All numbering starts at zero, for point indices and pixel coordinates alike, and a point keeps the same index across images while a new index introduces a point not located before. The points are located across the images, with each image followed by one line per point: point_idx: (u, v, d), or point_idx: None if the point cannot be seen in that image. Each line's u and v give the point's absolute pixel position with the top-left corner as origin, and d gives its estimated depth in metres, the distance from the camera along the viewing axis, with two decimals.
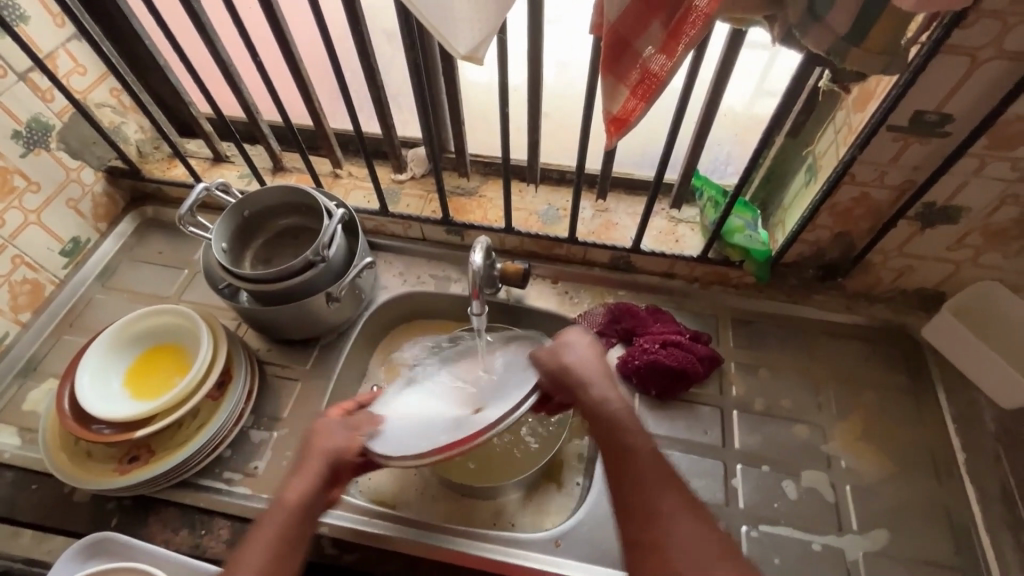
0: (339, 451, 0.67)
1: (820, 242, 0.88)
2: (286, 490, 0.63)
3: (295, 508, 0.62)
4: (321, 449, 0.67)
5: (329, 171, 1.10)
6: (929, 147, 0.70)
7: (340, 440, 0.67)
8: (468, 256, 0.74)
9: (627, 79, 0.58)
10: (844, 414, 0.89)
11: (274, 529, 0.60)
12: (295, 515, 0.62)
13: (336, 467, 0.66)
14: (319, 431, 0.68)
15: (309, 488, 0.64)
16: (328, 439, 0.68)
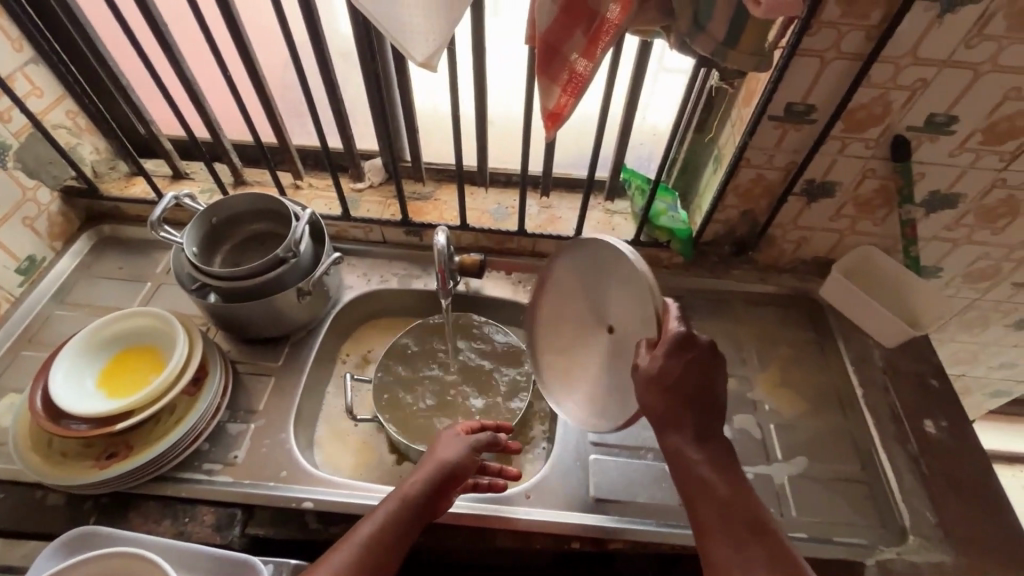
0: (455, 464, 0.76)
1: (731, 221, 1.03)
2: (407, 483, 0.73)
3: (409, 500, 0.71)
4: (440, 458, 0.76)
5: (291, 182, 1.16)
6: (802, 133, 0.86)
7: (458, 453, 0.77)
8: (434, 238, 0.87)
9: (558, 79, 0.71)
10: (764, 365, 1.03)
11: (385, 514, 0.70)
12: (410, 509, 0.71)
13: (449, 477, 0.75)
14: (443, 441, 0.79)
15: (430, 486, 0.74)
16: (448, 450, 0.78)
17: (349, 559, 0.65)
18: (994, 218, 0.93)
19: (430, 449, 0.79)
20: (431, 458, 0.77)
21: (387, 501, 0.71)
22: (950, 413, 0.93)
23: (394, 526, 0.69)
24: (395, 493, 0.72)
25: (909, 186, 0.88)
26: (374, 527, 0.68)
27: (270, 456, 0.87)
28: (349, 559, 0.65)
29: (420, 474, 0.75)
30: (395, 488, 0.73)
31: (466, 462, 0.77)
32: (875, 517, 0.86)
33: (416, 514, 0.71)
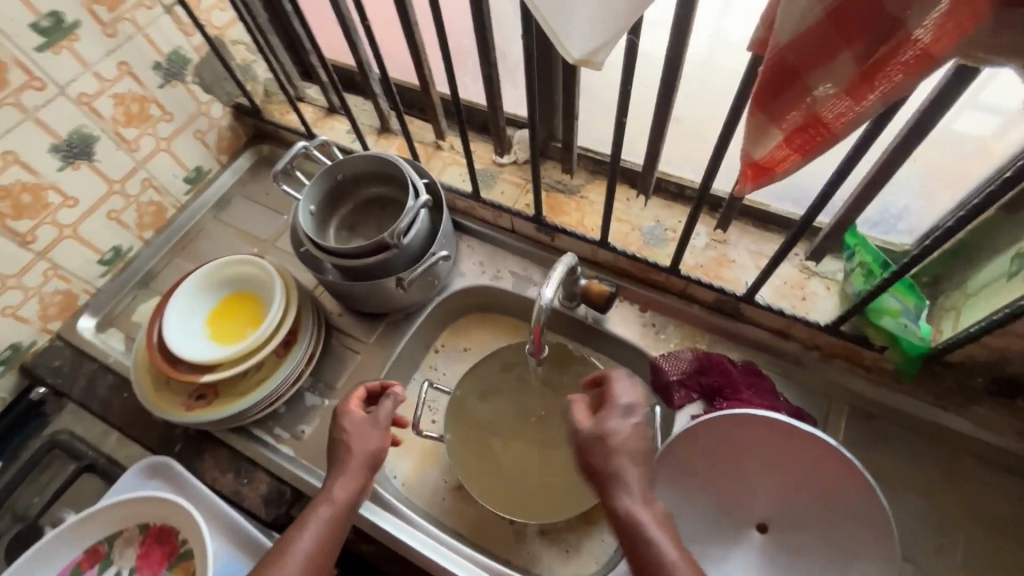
0: (376, 452, 0.70)
1: (1005, 352, 0.66)
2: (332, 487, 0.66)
3: (340, 509, 0.65)
4: (356, 453, 0.69)
5: (431, 140, 1.04)
6: None
7: (373, 442, 0.70)
8: (540, 288, 0.66)
9: (786, 122, 0.44)
10: (972, 567, 0.71)
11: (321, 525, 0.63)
12: (343, 516, 0.65)
13: (371, 469, 0.69)
14: (351, 433, 0.70)
15: (353, 487, 0.67)
16: (360, 441, 0.70)
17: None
18: None
19: (340, 441, 0.70)
20: (349, 454, 0.69)
21: (317, 505, 0.65)
22: None
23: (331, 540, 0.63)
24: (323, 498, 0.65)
25: None
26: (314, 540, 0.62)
27: None
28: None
29: (343, 472, 0.68)
30: (322, 491, 0.66)
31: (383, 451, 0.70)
32: None
33: (345, 522, 0.65)
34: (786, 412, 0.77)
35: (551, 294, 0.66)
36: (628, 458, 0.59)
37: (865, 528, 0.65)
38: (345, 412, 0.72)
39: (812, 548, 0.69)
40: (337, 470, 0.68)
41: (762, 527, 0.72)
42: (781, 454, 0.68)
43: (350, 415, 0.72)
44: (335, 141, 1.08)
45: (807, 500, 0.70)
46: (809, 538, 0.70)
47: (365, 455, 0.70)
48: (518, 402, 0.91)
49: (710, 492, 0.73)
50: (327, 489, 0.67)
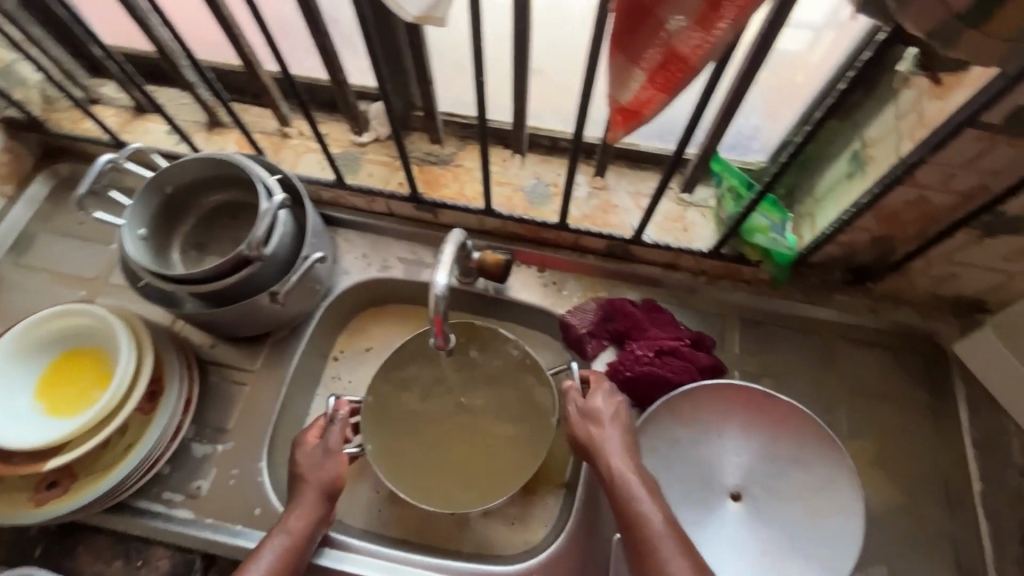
0: (331, 479, 0.64)
1: (854, 245, 0.74)
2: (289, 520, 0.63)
3: (297, 541, 0.61)
4: (316, 478, 0.65)
5: (275, 128, 0.91)
6: (1020, 152, 0.54)
7: (331, 466, 0.65)
8: (431, 278, 0.60)
9: (645, 60, 0.42)
10: (855, 433, 0.82)
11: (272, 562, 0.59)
12: (303, 543, 0.62)
13: (332, 496, 0.65)
14: (304, 463, 0.66)
15: (315, 507, 0.64)
16: (319, 467, 0.65)
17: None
18: None
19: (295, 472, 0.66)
20: (305, 484, 0.65)
21: (271, 542, 0.61)
22: None
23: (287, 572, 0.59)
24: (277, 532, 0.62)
25: None
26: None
27: (239, 492, 0.75)
28: None
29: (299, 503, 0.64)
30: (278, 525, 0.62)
31: (342, 474, 0.66)
32: None
33: (304, 547, 0.61)
34: (689, 339, 0.81)
35: (445, 283, 0.60)
36: (611, 425, 0.67)
37: (815, 444, 0.70)
38: (303, 444, 0.67)
39: (793, 494, 0.70)
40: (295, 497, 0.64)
41: (738, 496, 0.71)
42: (729, 399, 0.73)
43: (308, 447, 0.67)
44: (155, 146, 0.90)
45: (764, 445, 0.72)
46: (786, 483, 0.71)
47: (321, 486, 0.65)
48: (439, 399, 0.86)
49: (677, 470, 0.72)
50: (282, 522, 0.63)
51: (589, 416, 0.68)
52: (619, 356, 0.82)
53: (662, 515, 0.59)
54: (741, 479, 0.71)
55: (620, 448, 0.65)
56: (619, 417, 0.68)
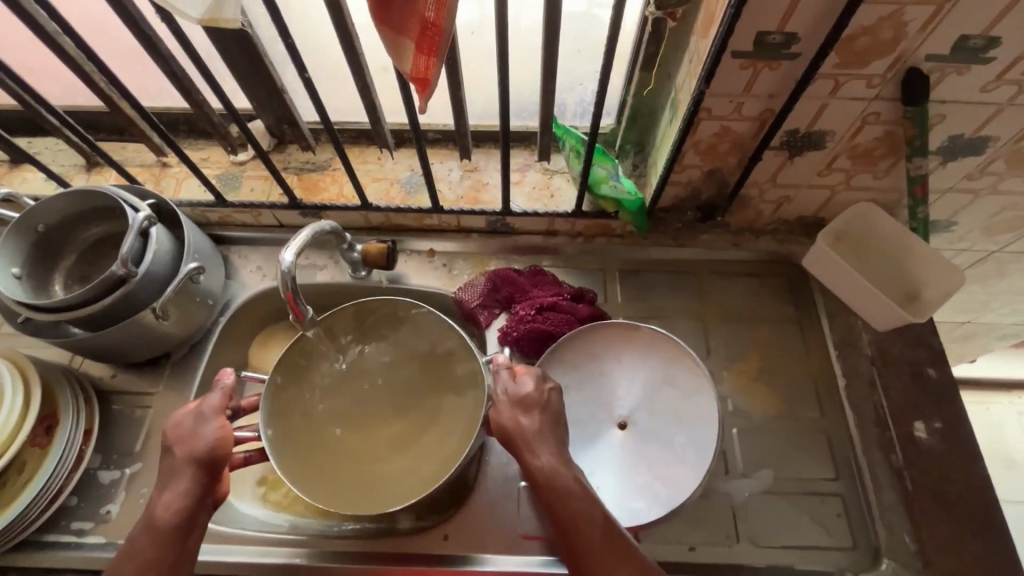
0: (210, 449, 0.63)
1: (693, 182, 0.82)
2: (159, 504, 0.60)
3: (169, 527, 0.59)
4: (187, 453, 0.62)
5: (156, 161, 0.95)
6: (780, 73, 0.63)
7: (209, 433, 0.63)
8: (279, 254, 0.65)
9: (408, 30, 0.48)
10: (735, 353, 0.87)
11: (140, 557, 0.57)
12: (174, 529, 0.59)
13: (212, 470, 0.62)
14: (181, 434, 0.64)
15: (184, 493, 0.61)
16: (193, 441, 0.63)
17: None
18: None
19: (167, 449, 0.64)
20: (178, 460, 0.62)
21: (141, 533, 0.59)
22: (947, 415, 0.77)
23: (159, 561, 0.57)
24: (147, 519, 0.60)
25: (924, 135, 0.67)
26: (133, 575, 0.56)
27: None
28: None
29: (170, 486, 0.61)
30: (146, 514, 0.60)
31: (223, 443, 0.63)
32: (845, 538, 0.74)
33: (180, 533, 0.59)
34: (569, 293, 0.87)
35: (292, 257, 0.65)
36: (554, 452, 0.62)
37: (679, 363, 0.76)
38: (175, 416, 0.66)
39: (668, 414, 0.75)
40: (170, 478, 0.62)
41: (624, 425, 0.77)
42: (602, 339, 0.79)
43: (183, 418, 0.65)
44: (34, 193, 0.92)
45: (639, 378, 0.78)
46: (664, 405, 0.76)
47: (203, 459, 0.62)
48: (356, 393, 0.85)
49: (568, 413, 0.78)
50: (153, 506, 0.60)
51: (518, 404, 0.64)
52: (508, 320, 0.87)
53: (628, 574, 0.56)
54: (624, 411, 0.77)
55: (548, 441, 0.62)
56: (548, 405, 0.64)
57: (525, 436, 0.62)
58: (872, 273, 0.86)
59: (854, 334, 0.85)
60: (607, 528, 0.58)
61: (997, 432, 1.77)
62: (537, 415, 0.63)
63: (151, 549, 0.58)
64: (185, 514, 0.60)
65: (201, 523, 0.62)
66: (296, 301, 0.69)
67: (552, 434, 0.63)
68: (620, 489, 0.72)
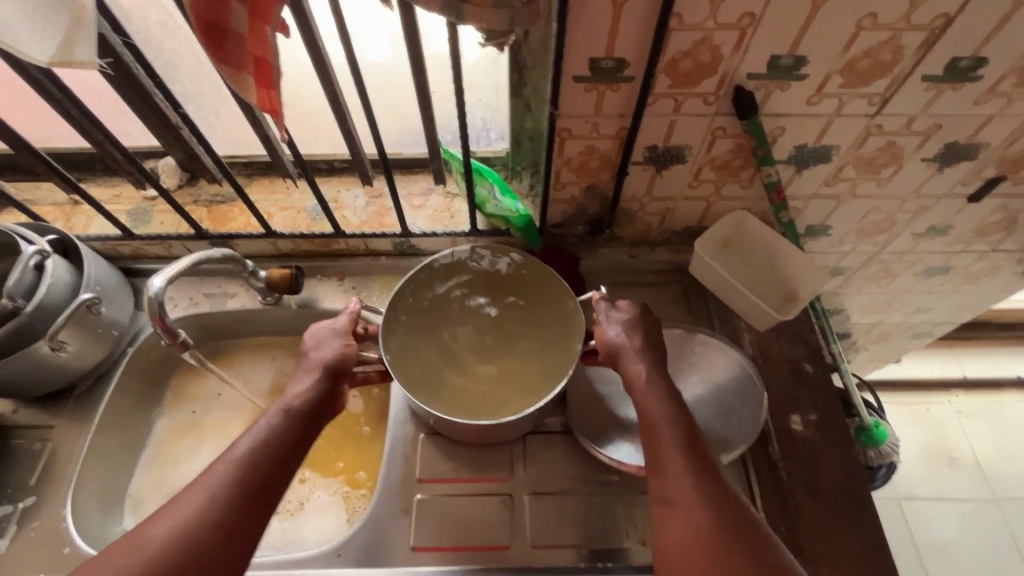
0: (337, 358, 0.71)
1: (576, 199, 0.87)
2: (292, 394, 0.67)
3: (296, 411, 0.65)
4: (319, 359, 0.71)
5: (67, 199, 0.98)
6: (623, 94, 0.69)
7: (337, 346, 0.72)
8: (148, 282, 0.68)
9: (245, 65, 0.52)
10: None
11: (264, 429, 0.63)
12: (298, 417, 0.65)
13: (334, 375, 0.70)
14: (314, 342, 0.73)
15: (312, 390, 0.68)
16: (323, 351, 0.72)
17: (232, 475, 0.59)
18: (876, 168, 0.81)
19: (302, 352, 0.73)
20: (312, 362, 0.71)
21: (271, 412, 0.65)
22: (824, 406, 0.81)
23: (278, 443, 0.63)
24: (281, 405, 0.66)
25: (764, 145, 0.73)
26: (254, 443, 0.62)
27: (41, 541, 0.75)
28: (235, 470, 0.59)
29: (301, 382, 0.69)
30: (277, 399, 0.67)
31: (347, 355, 0.72)
32: None
33: (300, 426, 0.65)
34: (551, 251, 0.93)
35: (161, 285, 0.68)
36: (653, 365, 0.69)
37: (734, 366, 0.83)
38: (311, 327, 0.75)
39: (711, 398, 0.83)
40: (301, 377, 0.70)
41: None
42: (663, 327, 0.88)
43: (319, 329, 0.74)
44: None
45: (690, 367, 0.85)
46: (710, 401, 0.82)
47: (332, 365, 0.71)
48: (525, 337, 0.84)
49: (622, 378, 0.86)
50: (286, 396, 0.67)
51: (628, 324, 0.73)
52: None
53: (699, 481, 0.59)
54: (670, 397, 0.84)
55: (651, 356, 0.70)
56: (652, 330, 0.73)
57: (629, 341, 0.71)
58: (754, 278, 0.91)
59: (739, 335, 0.89)
60: (693, 441, 0.62)
61: (938, 432, 1.81)
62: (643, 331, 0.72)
63: (278, 427, 0.64)
64: (312, 406, 0.67)
65: (320, 424, 0.68)
66: (169, 328, 0.72)
67: (654, 354, 0.70)
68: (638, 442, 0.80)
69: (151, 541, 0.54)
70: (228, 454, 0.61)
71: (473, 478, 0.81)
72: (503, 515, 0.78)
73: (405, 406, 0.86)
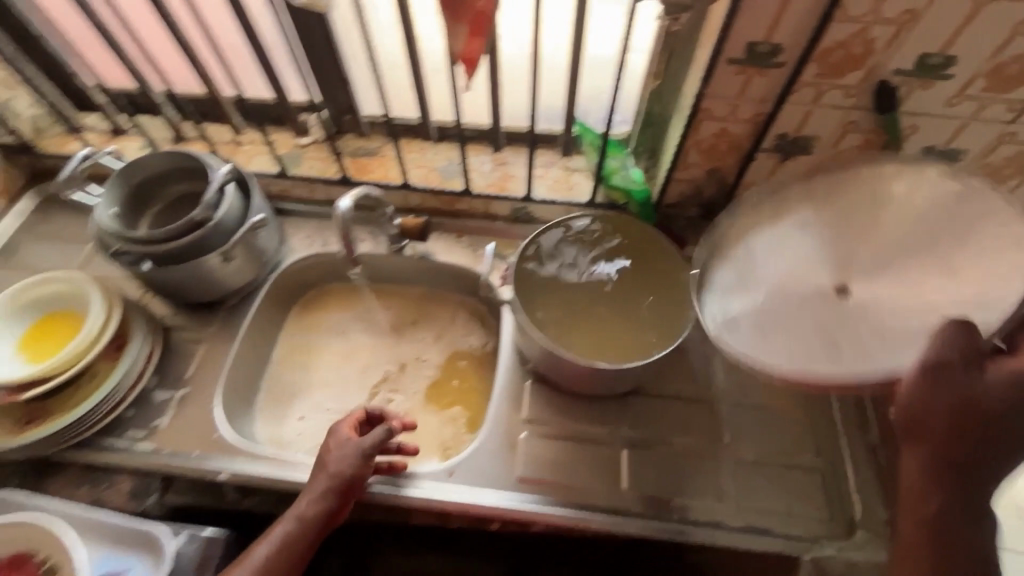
0: (348, 479, 0.74)
1: (696, 180, 0.92)
2: (304, 504, 0.73)
3: (304, 527, 0.72)
4: (334, 472, 0.74)
5: (231, 139, 1.10)
6: (769, 79, 0.74)
7: (350, 469, 0.74)
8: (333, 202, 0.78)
9: (462, 16, 0.61)
10: None
11: (277, 541, 0.72)
12: (306, 530, 0.72)
13: (341, 492, 0.74)
14: (333, 448, 0.76)
15: (325, 503, 0.73)
16: (341, 464, 0.75)
17: None
18: (1001, 178, 0.84)
19: (323, 454, 0.77)
20: (324, 476, 0.75)
21: (286, 521, 0.73)
22: None
23: (284, 556, 0.71)
24: (294, 513, 0.73)
25: (896, 141, 0.77)
26: (268, 552, 0.71)
27: (194, 424, 0.85)
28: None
29: (314, 490, 0.74)
30: (292, 509, 0.74)
31: (358, 476, 0.75)
32: (823, 510, 0.79)
33: (308, 539, 0.72)
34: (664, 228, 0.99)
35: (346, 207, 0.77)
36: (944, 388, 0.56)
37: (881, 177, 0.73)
38: (335, 433, 0.78)
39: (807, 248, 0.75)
40: (312, 485, 0.75)
41: (841, 289, 0.72)
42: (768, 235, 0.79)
43: (341, 435, 0.78)
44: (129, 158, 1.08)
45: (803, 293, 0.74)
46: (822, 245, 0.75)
47: (343, 482, 0.74)
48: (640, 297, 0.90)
49: (739, 284, 0.77)
50: (299, 503, 0.74)
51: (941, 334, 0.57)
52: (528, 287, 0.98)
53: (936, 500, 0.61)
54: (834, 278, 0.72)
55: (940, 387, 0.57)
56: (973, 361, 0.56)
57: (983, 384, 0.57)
58: None
59: None
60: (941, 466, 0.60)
61: None
62: (968, 374, 0.56)
63: (285, 539, 0.72)
64: (319, 520, 0.73)
65: (327, 530, 0.74)
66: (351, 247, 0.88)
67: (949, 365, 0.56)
68: (773, 317, 0.73)
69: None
70: (246, 556, 0.72)
71: (574, 424, 0.86)
72: (603, 461, 0.83)
73: (514, 354, 0.93)
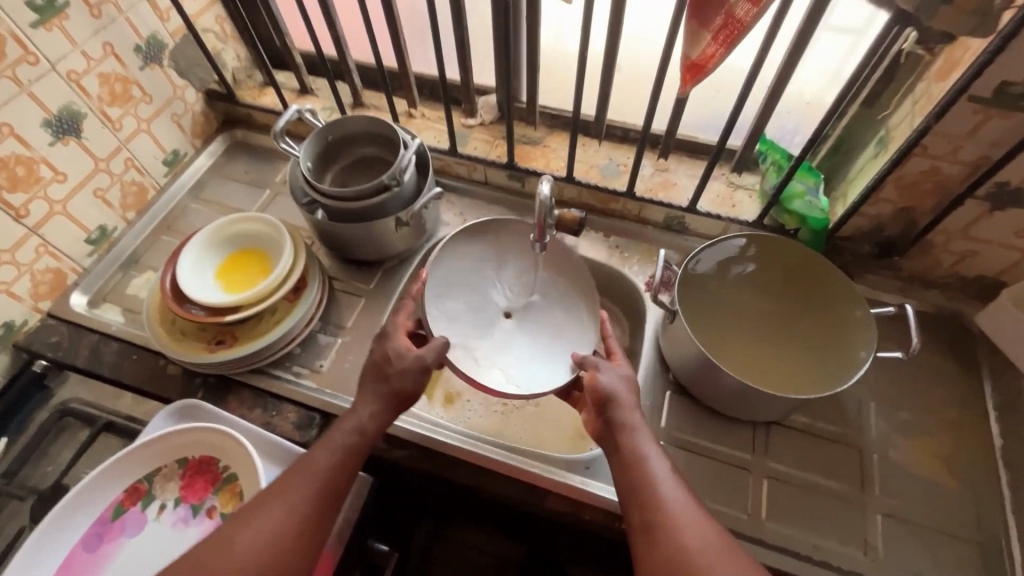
0: (409, 394, 0.74)
1: (881, 217, 0.88)
2: (359, 414, 0.73)
3: (364, 436, 0.72)
4: (394, 387, 0.74)
5: (404, 110, 1.16)
6: (1011, 123, 0.69)
7: (412, 383, 0.74)
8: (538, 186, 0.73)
9: (712, 24, 0.61)
10: (889, 389, 0.90)
11: (337, 453, 0.70)
12: (362, 438, 0.72)
13: (401, 403, 0.74)
14: (388, 354, 0.76)
15: (382, 414, 0.74)
16: (404, 378, 0.74)
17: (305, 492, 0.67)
18: None
19: (380, 365, 0.76)
20: (383, 389, 0.74)
21: (347, 431, 0.72)
22: None
23: (345, 465, 0.70)
24: (347, 426, 0.72)
25: None
26: (329, 461, 0.69)
27: (351, 372, 0.92)
28: (302, 492, 0.67)
29: (370, 403, 0.74)
30: (346, 423, 0.73)
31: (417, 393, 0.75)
32: None
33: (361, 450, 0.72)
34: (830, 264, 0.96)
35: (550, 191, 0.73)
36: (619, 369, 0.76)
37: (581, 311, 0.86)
38: (392, 340, 0.77)
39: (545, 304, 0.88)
40: (364, 399, 0.75)
41: (507, 316, 0.88)
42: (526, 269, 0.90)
43: (399, 342, 0.77)
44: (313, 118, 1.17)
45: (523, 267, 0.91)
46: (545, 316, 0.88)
47: (400, 392, 0.74)
48: (826, 337, 0.87)
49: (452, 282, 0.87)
50: (350, 416, 0.73)
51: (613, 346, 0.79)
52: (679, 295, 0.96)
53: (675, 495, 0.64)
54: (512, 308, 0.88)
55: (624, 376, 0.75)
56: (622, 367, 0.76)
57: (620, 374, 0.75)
58: None
59: (1018, 399, 0.86)
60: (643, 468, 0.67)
61: None
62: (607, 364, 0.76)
63: (341, 446, 0.71)
64: (380, 428, 0.73)
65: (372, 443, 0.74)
66: (544, 227, 0.78)
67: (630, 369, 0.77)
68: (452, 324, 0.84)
69: (237, 547, 0.62)
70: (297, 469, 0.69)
71: (713, 445, 0.85)
72: (741, 486, 0.82)
73: (654, 362, 0.93)
